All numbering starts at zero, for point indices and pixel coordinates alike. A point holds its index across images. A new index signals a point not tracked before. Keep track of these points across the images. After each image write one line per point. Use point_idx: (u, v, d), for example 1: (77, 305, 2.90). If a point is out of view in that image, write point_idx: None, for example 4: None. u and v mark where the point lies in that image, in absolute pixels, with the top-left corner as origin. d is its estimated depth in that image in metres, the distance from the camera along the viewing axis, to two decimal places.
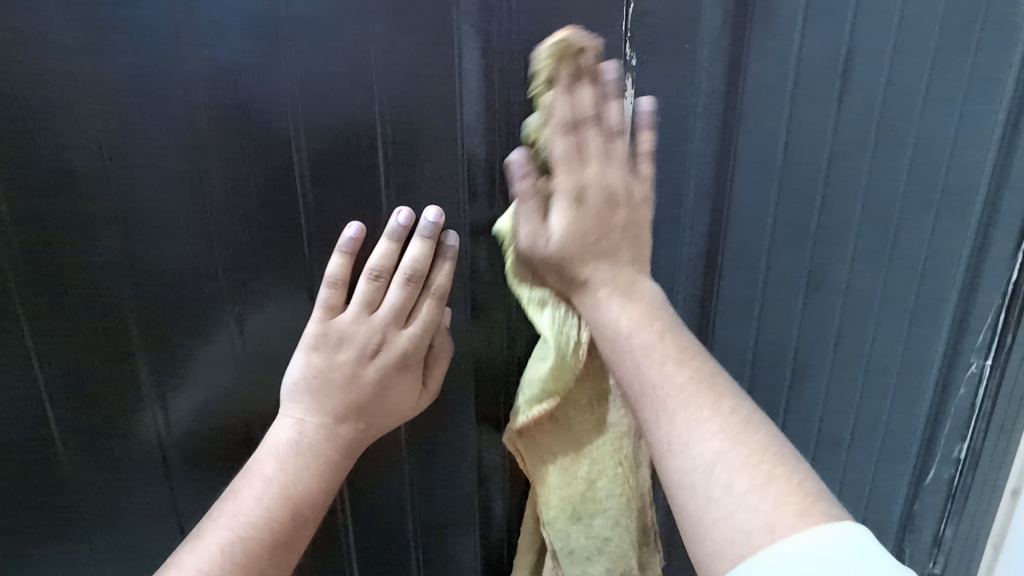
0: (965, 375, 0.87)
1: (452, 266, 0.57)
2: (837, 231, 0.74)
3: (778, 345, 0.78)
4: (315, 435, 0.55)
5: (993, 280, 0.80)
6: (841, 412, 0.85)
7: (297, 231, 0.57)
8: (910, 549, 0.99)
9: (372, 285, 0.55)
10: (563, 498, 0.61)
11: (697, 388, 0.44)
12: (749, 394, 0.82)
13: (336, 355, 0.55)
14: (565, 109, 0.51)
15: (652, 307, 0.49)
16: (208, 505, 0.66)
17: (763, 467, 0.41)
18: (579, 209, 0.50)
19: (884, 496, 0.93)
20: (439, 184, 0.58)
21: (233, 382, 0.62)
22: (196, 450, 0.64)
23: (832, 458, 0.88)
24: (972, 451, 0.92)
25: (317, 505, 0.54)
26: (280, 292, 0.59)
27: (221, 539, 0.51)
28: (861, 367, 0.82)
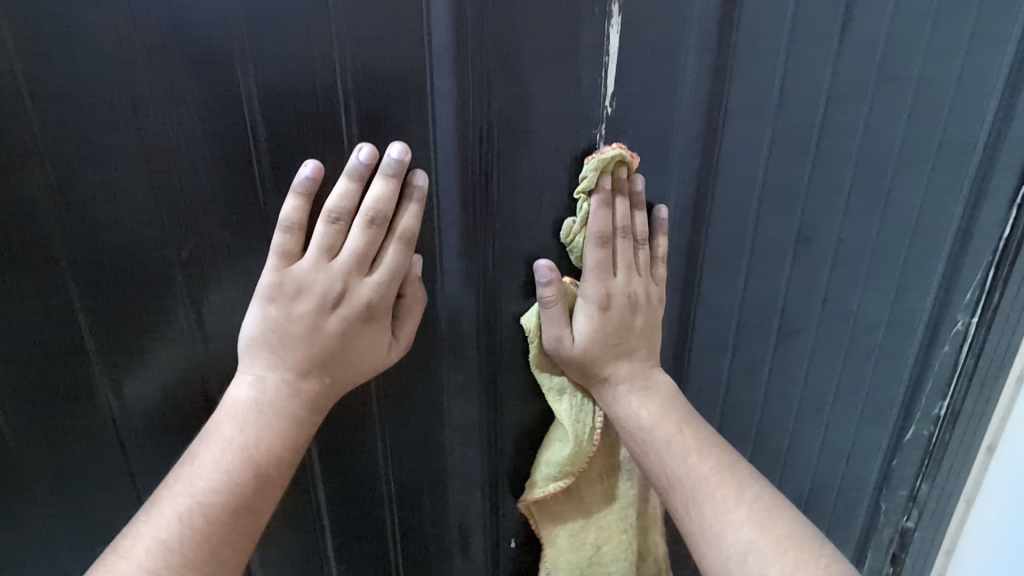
0: (950, 333, 0.86)
1: (419, 208, 0.52)
2: (830, 183, 0.71)
3: (765, 302, 0.75)
4: (276, 392, 0.53)
5: (985, 237, 0.79)
6: (825, 373, 0.84)
7: (253, 180, 0.54)
8: (885, 505, 1.00)
9: (330, 229, 0.51)
10: (572, 561, 0.69)
11: (721, 480, 0.57)
12: (734, 355, 0.78)
13: (294, 306, 0.52)
14: (601, 220, 0.59)
15: (666, 404, 0.62)
16: (167, 467, 0.65)
17: (789, 554, 0.52)
18: (604, 313, 0.61)
19: (863, 455, 0.93)
20: (406, 127, 0.54)
21: (188, 342, 0.59)
22: (157, 414, 0.62)
23: (814, 418, 0.87)
24: (952, 409, 0.93)
25: (283, 466, 0.52)
26: (239, 247, 0.56)
27: (178, 505, 0.49)
28: (848, 324, 0.81)
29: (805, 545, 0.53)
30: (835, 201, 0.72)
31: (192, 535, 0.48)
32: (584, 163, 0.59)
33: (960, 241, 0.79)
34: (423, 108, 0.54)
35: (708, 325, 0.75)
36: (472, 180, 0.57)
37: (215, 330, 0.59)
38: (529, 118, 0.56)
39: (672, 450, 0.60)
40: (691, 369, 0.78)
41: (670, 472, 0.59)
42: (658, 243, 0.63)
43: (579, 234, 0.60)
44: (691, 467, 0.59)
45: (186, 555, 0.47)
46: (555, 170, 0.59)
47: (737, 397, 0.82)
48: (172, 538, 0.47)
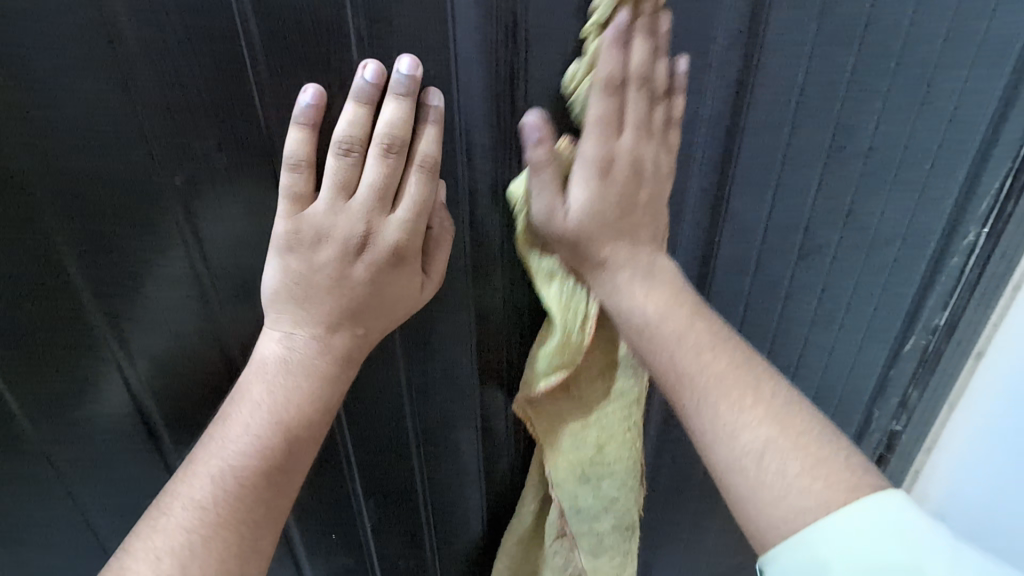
0: (961, 244, 0.85)
1: (438, 130, 0.46)
2: (870, 82, 0.65)
3: (791, 216, 0.73)
4: (304, 349, 0.49)
5: (1011, 140, 0.75)
6: (840, 289, 0.83)
7: (251, 93, 0.47)
8: (879, 410, 1.04)
9: (343, 163, 0.45)
10: (573, 461, 0.63)
11: (737, 377, 0.49)
12: (755, 272, 0.77)
13: (316, 255, 0.48)
14: (613, 63, 0.47)
15: (675, 292, 0.52)
16: (184, 418, 0.62)
17: (810, 450, 0.46)
18: (604, 182, 0.50)
19: (865, 365, 0.96)
20: (421, 27, 0.47)
21: (192, 286, 0.55)
22: (165, 360, 0.58)
23: (824, 334, 0.87)
24: (951, 317, 0.94)
25: (314, 426, 0.50)
26: (241, 172, 0.50)
27: (213, 469, 0.46)
28: (868, 238, 0.79)
29: (822, 441, 0.47)
30: (871, 107, 0.67)
31: (225, 497, 0.46)
32: None
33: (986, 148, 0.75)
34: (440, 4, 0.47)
35: (733, 242, 0.73)
36: (496, 85, 0.51)
37: (220, 266, 0.54)
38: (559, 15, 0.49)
39: (683, 346, 0.50)
40: (713, 288, 0.76)
41: (679, 370, 0.50)
42: (676, 102, 0.52)
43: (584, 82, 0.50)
44: (704, 364, 0.49)
45: (220, 519, 0.45)
46: None
47: (752, 316, 0.81)
48: (209, 503, 0.45)
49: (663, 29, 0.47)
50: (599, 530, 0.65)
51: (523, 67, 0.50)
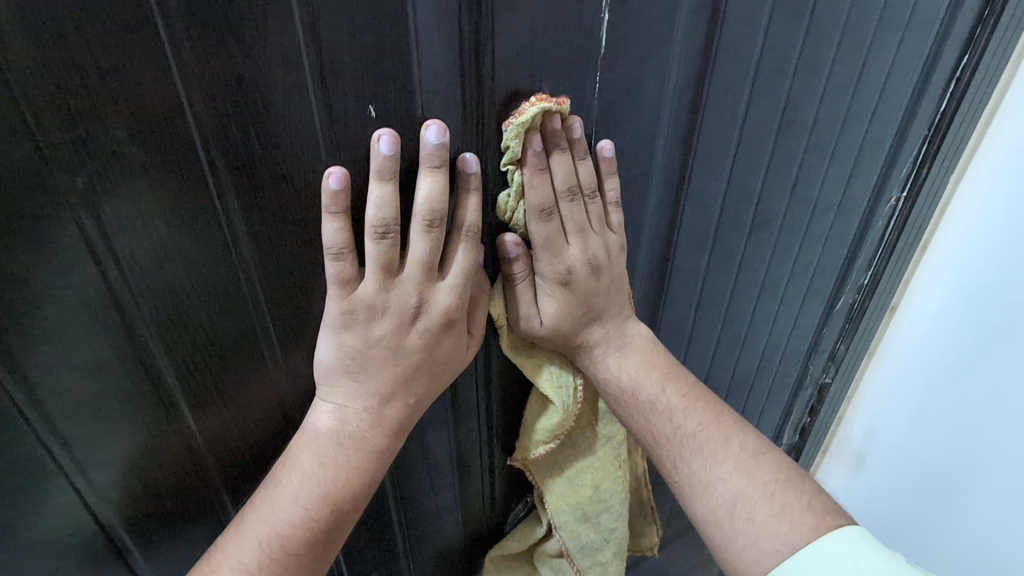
0: (887, 206, 0.98)
1: (481, 199, 0.43)
2: (816, 59, 0.67)
3: (746, 189, 0.70)
4: (358, 422, 0.47)
5: (930, 104, 0.88)
6: (785, 255, 0.84)
7: (169, 68, 0.33)
8: (812, 365, 1.13)
9: (382, 246, 0.40)
10: (572, 503, 0.67)
11: (708, 435, 0.57)
12: (707, 269, 0.74)
13: (372, 330, 0.43)
14: (540, 192, 0.46)
15: (645, 357, 0.60)
16: (143, 494, 0.48)
17: (776, 497, 0.53)
18: (568, 288, 0.52)
19: (805, 327, 1.01)
20: (380, 58, 0.38)
21: (135, 329, 0.40)
22: (92, 419, 0.42)
23: (770, 304, 0.88)
24: (874, 277, 1.06)
25: (358, 498, 0.48)
26: (159, 167, 0.36)
27: (259, 534, 0.44)
28: (809, 210, 0.82)
29: (790, 486, 0.53)
30: (813, 89, 0.69)
31: (272, 566, 0.44)
32: (511, 121, 0.44)
33: (910, 114, 0.87)
34: (401, 22, 0.38)
35: (691, 243, 0.69)
36: (468, 129, 0.44)
37: (149, 296, 0.40)
38: (535, 37, 0.43)
39: (656, 411, 0.58)
40: (669, 292, 0.72)
41: (656, 431, 0.58)
42: (608, 188, 0.52)
43: (517, 209, 0.49)
44: (677, 426, 0.58)
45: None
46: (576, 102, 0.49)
47: (703, 314, 0.80)
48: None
49: (579, 140, 0.46)
50: (601, 560, 0.69)
51: (496, 104, 0.44)
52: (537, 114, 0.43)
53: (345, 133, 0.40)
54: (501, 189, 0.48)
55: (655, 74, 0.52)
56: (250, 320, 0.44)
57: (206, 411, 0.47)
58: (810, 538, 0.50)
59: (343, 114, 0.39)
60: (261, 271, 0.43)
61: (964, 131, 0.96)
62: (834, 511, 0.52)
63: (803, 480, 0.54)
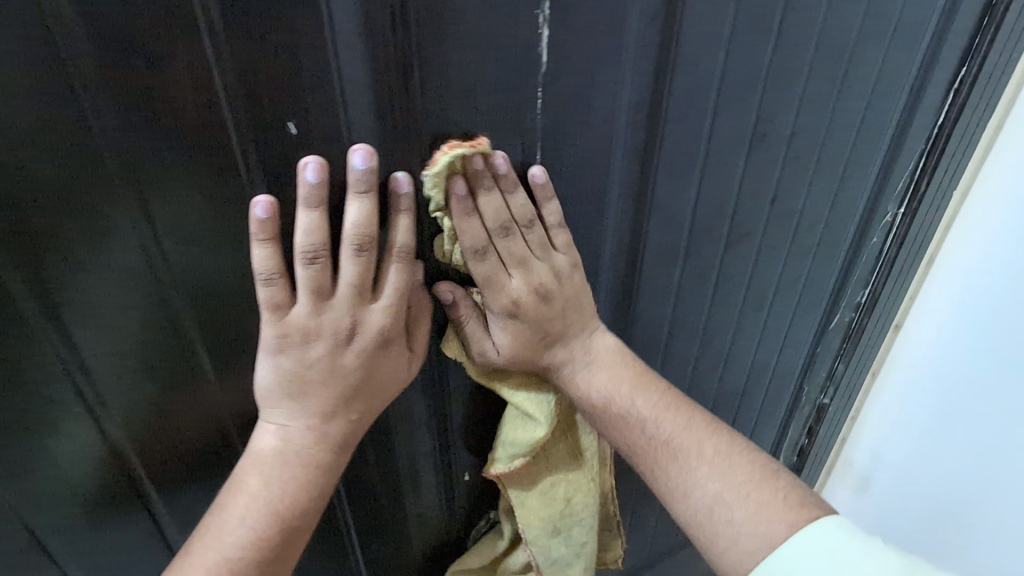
0: (882, 222, 0.94)
1: (412, 219, 0.43)
2: (790, 70, 0.64)
3: (717, 204, 0.68)
4: (301, 440, 0.46)
5: (925, 115, 0.85)
6: (768, 271, 0.81)
7: (72, 87, 0.32)
8: (808, 384, 1.09)
9: (312, 271, 0.40)
10: (544, 517, 0.64)
11: (681, 442, 0.54)
12: (679, 283, 0.72)
13: (306, 353, 0.42)
14: (473, 232, 0.46)
15: (612, 371, 0.57)
16: (75, 513, 0.47)
17: (752, 497, 0.51)
18: (516, 320, 0.52)
19: (796, 344, 0.98)
20: (296, 67, 0.36)
21: (54, 350, 0.40)
22: (16, 437, 0.42)
23: (755, 318, 0.86)
24: (872, 295, 1.03)
25: (308, 513, 0.47)
26: (68, 188, 0.35)
27: (207, 562, 0.43)
28: (794, 223, 0.79)
29: (765, 484, 0.52)
30: (788, 102, 0.67)
31: None
32: (426, 172, 0.43)
33: (903, 125, 0.84)
34: (318, 37, 0.36)
35: (657, 258, 0.67)
36: (408, 147, 0.43)
37: (59, 315, 0.39)
38: (467, 54, 0.42)
39: (627, 424, 0.56)
40: (638, 307, 0.71)
41: (630, 442, 0.56)
42: (548, 212, 0.50)
43: (455, 248, 0.49)
44: (650, 437, 0.55)
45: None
46: (518, 123, 0.48)
47: (677, 329, 0.77)
48: None
49: (504, 177, 0.45)
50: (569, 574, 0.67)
51: (432, 121, 0.42)
52: (451, 160, 0.43)
53: (265, 153, 0.38)
54: (437, 230, 0.48)
55: (605, 91, 0.52)
56: (174, 342, 0.43)
57: (135, 431, 0.45)
58: (787, 534, 0.49)
59: (271, 139, 0.38)
60: (182, 292, 0.41)
61: (967, 143, 0.92)
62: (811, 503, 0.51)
63: (781, 474, 0.53)
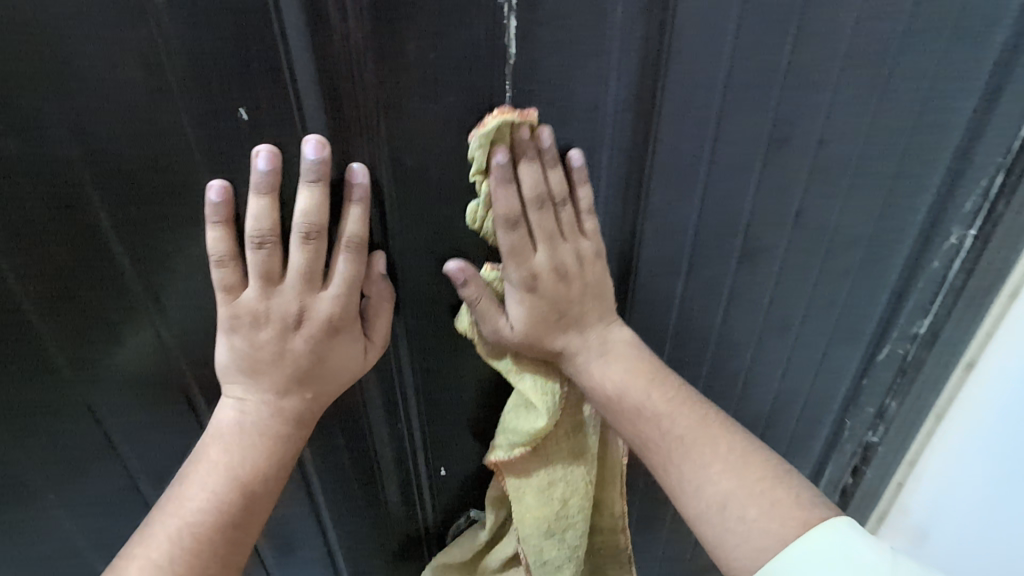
0: (943, 247, 0.80)
1: (364, 210, 0.44)
2: (812, 75, 0.58)
3: (726, 214, 0.64)
4: (259, 413, 0.48)
5: (1003, 130, 0.70)
6: (794, 291, 0.75)
7: (44, 81, 0.37)
8: (852, 422, 0.98)
9: (260, 256, 0.42)
10: (538, 517, 0.58)
11: (697, 437, 0.50)
12: (683, 293, 0.69)
13: (256, 335, 0.45)
14: (506, 201, 0.46)
15: (629, 363, 0.53)
16: (69, 464, 0.53)
17: (767, 494, 0.47)
18: (535, 294, 0.50)
19: (834, 373, 0.89)
20: (247, 61, 0.38)
21: (42, 316, 0.45)
22: (17, 390, 0.48)
23: (780, 340, 0.80)
24: (933, 326, 0.88)
25: (270, 481, 0.48)
26: (42, 171, 0.39)
27: (169, 527, 0.45)
28: (826, 242, 0.72)
29: (779, 483, 0.48)
30: (816, 104, 0.60)
31: (184, 554, 0.44)
32: (475, 134, 0.45)
33: (970, 140, 0.70)
34: (267, 35, 0.38)
35: (655, 264, 0.65)
36: (368, 142, 0.44)
37: (24, 274, 0.43)
38: (426, 52, 0.42)
39: (643, 417, 0.52)
40: (636, 314, 0.69)
41: (644, 438, 0.52)
42: (581, 195, 0.50)
43: (487, 218, 0.49)
44: (664, 432, 0.51)
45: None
46: None
47: (684, 340, 0.74)
48: (167, 566, 0.43)
49: (546, 151, 0.45)
50: None
51: (388, 117, 0.43)
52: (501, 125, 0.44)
53: (222, 143, 0.40)
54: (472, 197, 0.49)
55: (589, 87, 0.50)
56: (129, 311, 0.46)
57: (100, 390, 0.49)
58: (800, 532, 0.45)
59: (226, 129, 0.40)
60: (137, 266, 0.44)
61: None
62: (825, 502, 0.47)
63: (792, 476, 0.48)
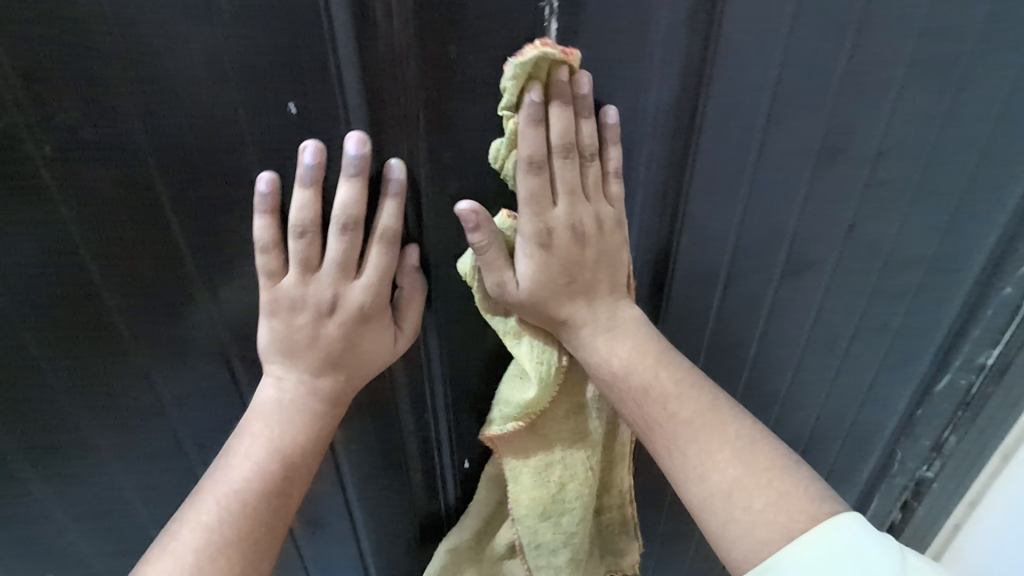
0: (1017, 273, 0.73)
1: (399, 204, 0.46)
2: (869, 85, 0.55)
3: (769, 226, 0.62)
4: (296, 391, 0.51)
5: None
6: (842, 310, 0.71)
7: (131, 85, 0.41)
8: (904, 453, 0.92)
9: (301, 245, 0.45)
10: (534, 498, 0.58)
11: (704, 422, 0.50)
12: (721, 306, 0.67)
13: (294, 319, 0.48)
14: (532, 142, 0.44)
15: (639, 339, 0.52)
16: (133, 428, 0.58)
17: (774, 484, 0.47)
18: (547, 251, 0.49)
19: (884, 399, 0.84)
20: (302, 61, 0.41)
21: (119, 295, 0.50)
22: (96, 363, 0.53)
23: (824, 360, 0.76)
24: (1002, 358, 0.80)
25: (310, 454, 0.51)
26: (126, 166, 0.44)
27: (218, 494, 0.47)
28: (881, 260, 0.68)
29: (786, 475, 0.47)
30: (873, 115, 0.57)
31: (234, 518, 0.47)
32: (512, 62, 0.42)
33: None
34: (321, 37, 0.40)
35: (693, 274, 0.63)
36: (409, 139, 0.45)
37: (100, 254, 0.48)
38: (466, 54, 0.43)
39: (650, 399, 0.51)
40: (671, 324, 0.67)
41: (650, 419, 0.51)
42: (607, 157, 0.49)
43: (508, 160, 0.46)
44: (671, 413, 0.50)
45: (227, 540, 0.46)
46: None
47: (721, 354, 0.72)
48: (219, 530, 0.46)
49: (585, 97, 0.44)
50: (555, 564, 0.61)
51: (428, 115, 0.45)
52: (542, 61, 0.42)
53: (276, 138, 0.44)
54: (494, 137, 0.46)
55: (627, 90, 0.50)
56: (187, 292, 0.50)
57: (160, 364, 0.54)
58: (808, 527, 0.44)
59: (281, 125, 0.43)
60: (200, 250, 0.48)
61: None
62: (832, 497, 0.46)
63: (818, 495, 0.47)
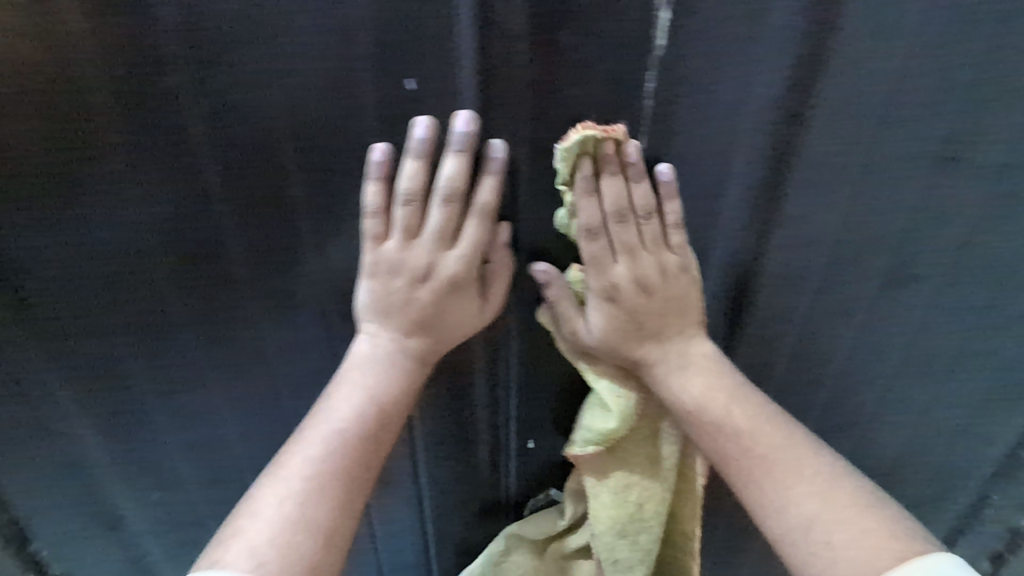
0: None
1: (497, 181, 0.48)
2: (1005, 90, 0.51)
3: (872, 234, 0.59)
4: (390, 348, 0.54)
5: None
6: (945, 331, 0.66)
7: (277, 54, 0.45)
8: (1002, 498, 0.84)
9: (406, 212, 0.49)
10: (612, 515, 0.60)
11: (782, 456, 0.49)
12: (810, 314, 0.64)
13: (392, 282, 0.51)
14: (588, 214, 0.49)
15: (710, 375, 0.53)
16: (237, 371, 0.63)
17: (859, 521, 0.45)
18: (612, 305, 0.53)
19: (985, 436, 0.77)
20: (427, 39, 0.45)
21: (241, 248, 0.55)
22: (214, 310, 0.58)
23: (917, 382, 0.71)
24: None
25: (400, 406, 0.54)
26: (263, 129, 0.49)
27: (321, 432, 0.51)
28: (998, 282, 0.63)
29: (871, 512, 0.45)
30: (1004, 122, 0.53)
31: (335, 454, 0.50)
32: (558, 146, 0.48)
33: None
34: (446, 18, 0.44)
35: (783, 278, 0.61)
36: (515, 117, 0.48)
37: (231, 210, 0.52)
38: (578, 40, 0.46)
39: (724, 433, 0.51)
40: (755, 329, 0.65)
41: (725, 451, 0.51)
42: (669, 210, 0.51)
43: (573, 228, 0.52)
44: (745, 448, 0.50)
45: (328, 474, 0.49)
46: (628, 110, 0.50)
47: (804, 366, 0.69)
48: (321, 463, 0.49)
49: (630, 166, 0.48)
50: None
51: (536, 96, 0.47)
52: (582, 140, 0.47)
53: (396, 109, 0.47)
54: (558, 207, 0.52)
55: (734, 84, 0.49)
56: (299, 248, 0.55)
57: (269, 313, 0.59)
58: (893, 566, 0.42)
59: (401, 98, 0.47)
60: (316, 211, 0.53)
61: None
62: (923, 538, 0.44)
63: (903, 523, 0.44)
